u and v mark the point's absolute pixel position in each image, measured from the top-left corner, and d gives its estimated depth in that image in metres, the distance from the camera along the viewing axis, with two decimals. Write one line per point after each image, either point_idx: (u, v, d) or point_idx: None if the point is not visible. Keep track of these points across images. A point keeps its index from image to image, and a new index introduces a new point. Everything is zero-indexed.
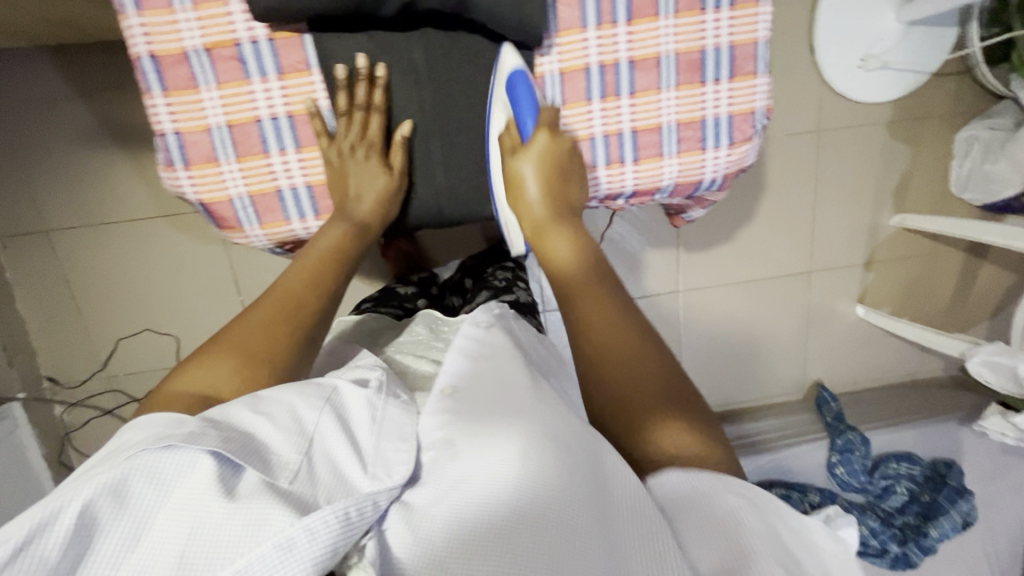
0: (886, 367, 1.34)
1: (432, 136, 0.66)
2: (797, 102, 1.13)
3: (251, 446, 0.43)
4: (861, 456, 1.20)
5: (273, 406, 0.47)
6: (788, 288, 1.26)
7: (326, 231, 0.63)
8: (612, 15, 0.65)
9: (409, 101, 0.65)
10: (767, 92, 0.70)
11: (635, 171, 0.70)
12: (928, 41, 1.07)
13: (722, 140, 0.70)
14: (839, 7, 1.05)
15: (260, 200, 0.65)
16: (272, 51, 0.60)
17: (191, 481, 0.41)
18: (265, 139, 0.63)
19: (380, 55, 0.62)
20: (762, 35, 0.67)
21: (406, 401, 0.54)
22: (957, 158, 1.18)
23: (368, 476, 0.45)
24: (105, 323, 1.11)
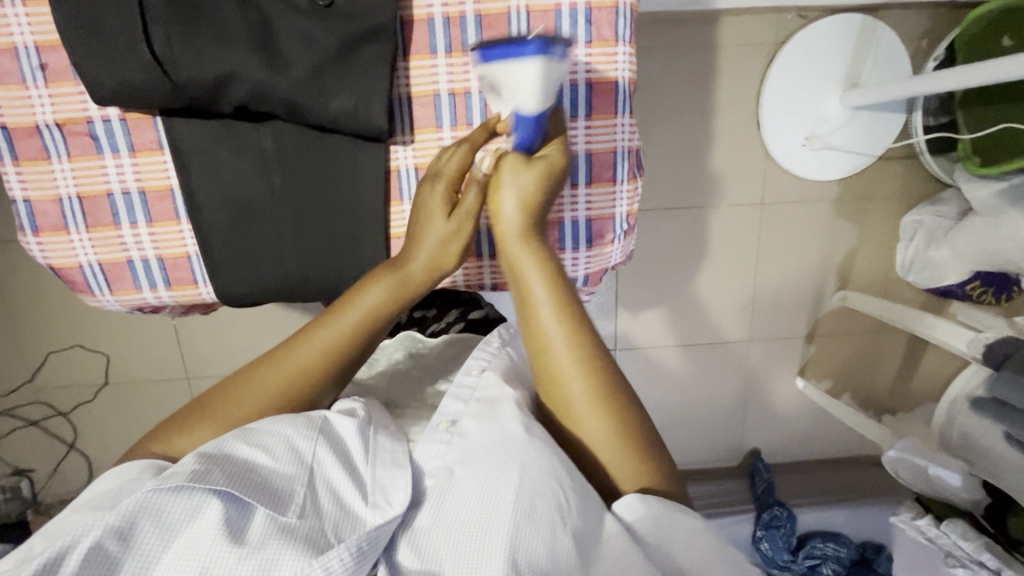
0: (828, 442, 1.31)
1: (281, 217, 0.60)
2: (742, 175, 1.14)
3: (258, 486, 0.47)
4: (785, 533, 1.19)
5: (267, 438, 0.50)
6: (727, 354, 1.26)
7: (375, 287, 0.59)
8: (467, 117, 0.62)
9: (255, 179, 0.59)
10: (629, 198, 0.68)
11: (492, 265, 0.70)
12: (874, 125, 1.08)
13: (580, 243, 0.67)
14: (786, 87, 1.07)
15: (110, 268, 0.63)
16: (124, 130, 0.58)
17: (199, 525, 0.44)
18: (116, 212, 0.61)
19: (228, 142, 0.58)
20: (620, 145, 0.65)
21: (394, 431, 0.58)
22: (903, 241, 1.18)
23: (368, 505, 0.50)
24: (36, 337, 1.12)
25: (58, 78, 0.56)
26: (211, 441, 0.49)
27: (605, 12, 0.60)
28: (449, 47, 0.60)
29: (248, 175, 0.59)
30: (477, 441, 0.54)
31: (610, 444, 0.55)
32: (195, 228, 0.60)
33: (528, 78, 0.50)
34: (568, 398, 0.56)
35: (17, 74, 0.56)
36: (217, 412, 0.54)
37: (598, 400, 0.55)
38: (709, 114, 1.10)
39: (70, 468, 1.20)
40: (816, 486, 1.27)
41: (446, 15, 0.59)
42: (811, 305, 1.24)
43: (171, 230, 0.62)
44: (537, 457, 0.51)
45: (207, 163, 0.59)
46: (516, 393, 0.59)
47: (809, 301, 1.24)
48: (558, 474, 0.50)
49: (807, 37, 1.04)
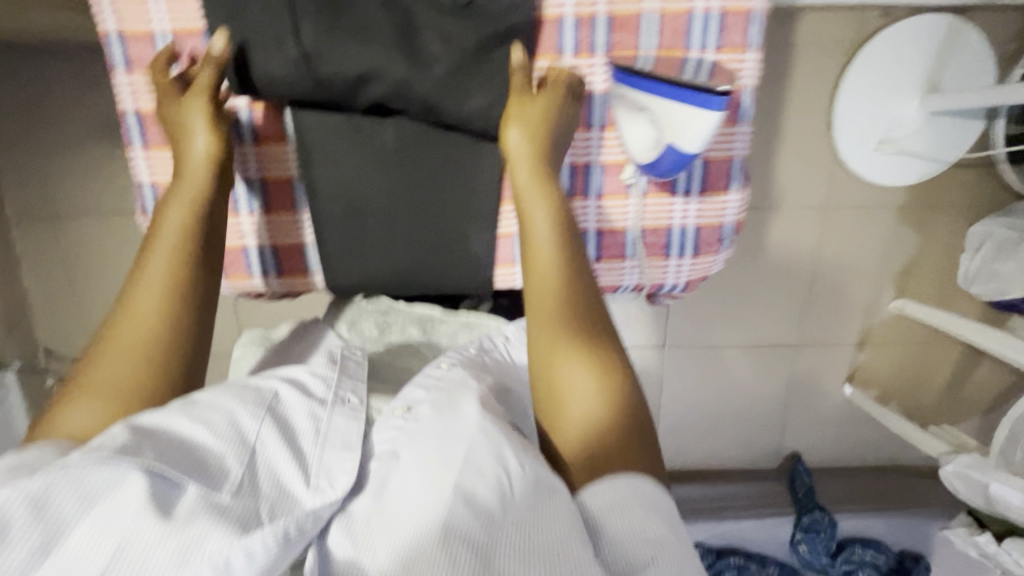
0: (870, 448, 1.31)
1: (398, 211, 0.68)
2: (807, 177, 1.12)
3: (190, 463, 0.46)
4: (825, 537, 1.19)
5: (208, 412, 0.50)
6: (775, 356, 1.25)
7: (171, 211, 0.61)
8: (587, 119, 0.68)
9: (376, 172, 0.67)
10: (739, 209, 0.71)
11: (597, 268, 0.72)
12: (950, 132, 1.05)
13: (686, 250, 0.71)
14: (862, 87, 1.03)
15: (226, 254, 0.71)
16: (251, 122, 0.67)
17: (121, 498, 0.43)
18: (236, 200, 0.69)
19: (354, 136, 0.66)
20: (737, 154, 0.69)
21: (353, 407, 0.59)
22: (968, 252, 1.14)
23: (310, 488, 0.50)
24: (103, 307, 1.15)
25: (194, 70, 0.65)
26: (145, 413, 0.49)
27: (739, 20, 0.64)
28: (576, 49, 0.65)
29: (370, 168, 0.67)
30: (427, 426, 0.53)
31: (591, 436, 0.52)
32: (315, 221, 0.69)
33: (692, 122, 0.59)
34: (560, 377, 0.55)
35: (152, 61, 0.65)
36: (84, 378, 0.53)
37: (600, 379, 0.54)
38: (779, 113, 1.08)
39: None
40: (857, 494, 1.26)
41: (578, 16, 0.64)
42: (865, 312, 1.23)
43: (285, 218, 0.71)
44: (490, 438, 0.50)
45: (332, 157, 0.67)
46: (478, 386, 0.59)
47: (863, 307, 1.22)
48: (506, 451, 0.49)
49: (891, 39, 1.00)
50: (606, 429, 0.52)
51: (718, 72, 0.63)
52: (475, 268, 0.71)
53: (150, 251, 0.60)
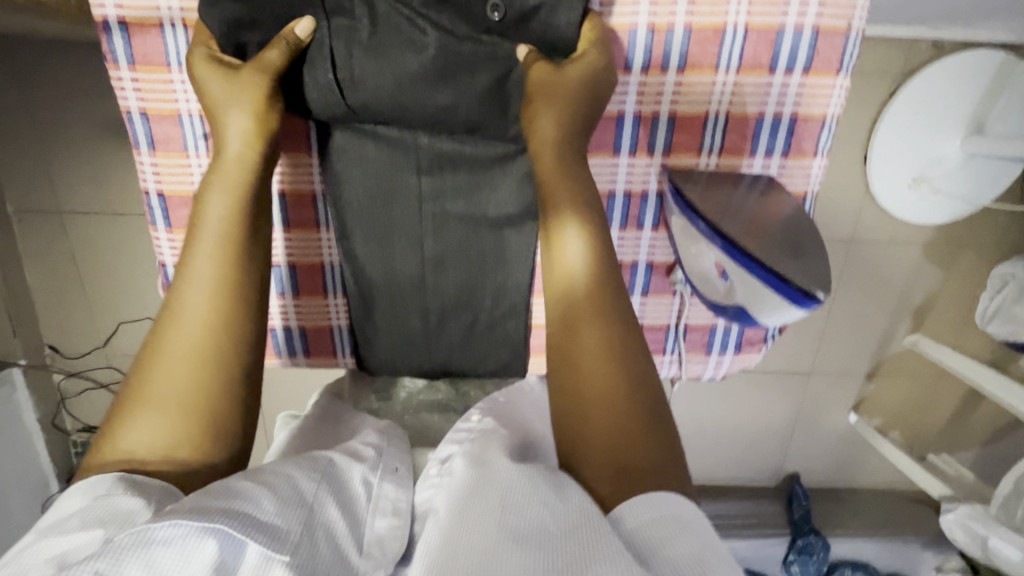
0: (867, 473, 1.34)
1: (432, 297, 0.67)
2: (835, 209, 1.09)
3: (255, 521, 0.43)
4: (817, 560, 1.24)
5: (271, 477, 0.48)
6: (784, 383, 1.25)
7: (211, 195, 0.55)
8: (638, 219, 0.68)
9: (409, 259, 0.66)
10: None
11: None
12: (988, 172, 1.01)
13: (727, 347, 0.73)
14: (902, 123, 0.99)
15: None
16: (281, 206, 0.66)
17: (191, 569, 0.38)
18: None
19: (393, 223, 0.65)
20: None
21: (402, 475, 0.58)
22: (988, 291, 1.13)
23: (364, 555, 0.47)
24: (109, 307, 1.13)
25: None
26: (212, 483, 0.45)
27: (810, 127, 0.64)
28: (634, 147, 0.65)
29: (404, 253, 0.66)
30: (460, 478, 0.51)
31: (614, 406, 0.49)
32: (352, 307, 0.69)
33: (780, 306, 0.58)
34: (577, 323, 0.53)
35: (177, 141, 0.65)
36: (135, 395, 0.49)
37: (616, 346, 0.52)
38: None
39: None
40: (850, 516, 1.30)
41: (639, 114, 0.63)
42: (878, 344, 1.22)
43: (315, 300, 0.70)
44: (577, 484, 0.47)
45: (378, 246, 0.65)
46: (508, 434, 0.58)
47: (876, 340, 1.22)
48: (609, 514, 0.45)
49: (939, 74, 0.95)
50: (614, 403, 0.49)
51: (775, 186, 0.65)
52: (513, 355, 0.70)
53: (192, 251, 0.53)
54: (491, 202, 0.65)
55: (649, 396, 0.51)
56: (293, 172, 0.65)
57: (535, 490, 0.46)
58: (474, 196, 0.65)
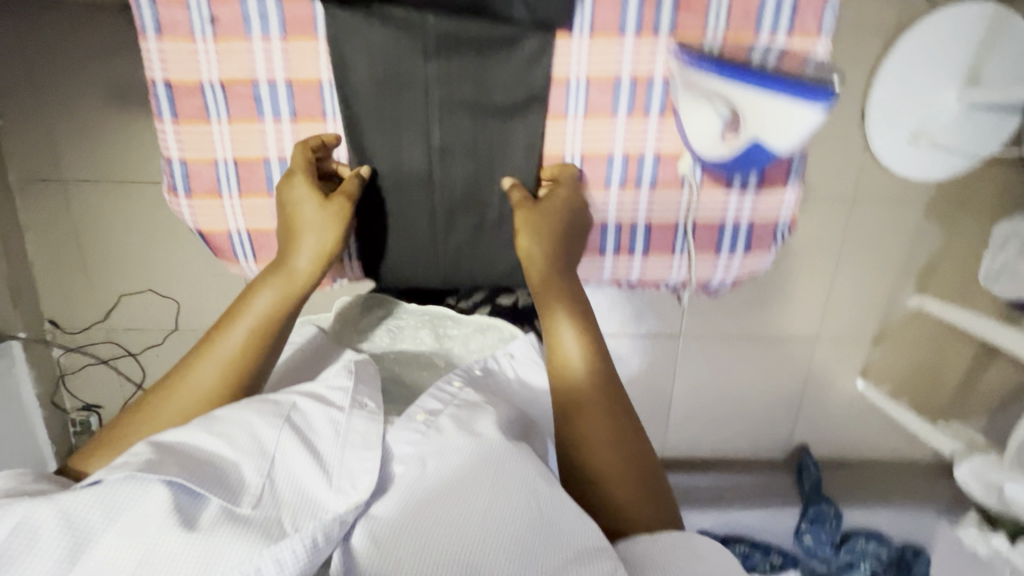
0: (877, 443, 1.32)
1: (440, 186, 0.67)
2: (835, 168, 1.10)
3: (209, 474, 0.51)
4: (830, 528, 1.21)
5: (229, 427, 0.56)
6: (790, 348, 1.24)
7: (264, 292, 0.65)
8: (644, 106, 0.67)
9: (415, 147, 0.66)
10: (795, 205, 0.70)
11: (644, 263, 0.74)
12: (986, 124, 1.02)
13: (738, 247, 0.72)
14: (899, 78, 1.00)
15: (257, 236, 0.72)
16: (288, 96, 0.67)
17: (144, 507, 0.48)
18: (270, 178, 0.71)
19: (399, 106, 0.64)
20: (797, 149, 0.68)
21: (370, 411, 0.63)
22: (992, 250, 1.12)
23: (333, 490, 0.54)
24: (110, 279, 1.13)
25: (226, 36, 0.64)
26: (169, 435, 0.54)
27: (813, 3, 0.63)
28: (639, 29, 0.64)
29: (411, 141, 0.65)
30: (449, 438, 0.57)
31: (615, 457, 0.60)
32: (360, 199, 0.68)
33: (792, 114, 0.53)
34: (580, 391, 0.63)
35: (184, 27, 0.64)
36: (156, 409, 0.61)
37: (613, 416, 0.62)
38: None
39: None
40: (863, 487, 1.28)
41: None
42: (883, 307, 1.22)
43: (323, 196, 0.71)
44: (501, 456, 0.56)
45: (388, 130, 0.65)
46: (495, 410, 0.63)
47: (881, 304, 1.21)
48: (533, 483, 0.54)
49: (934, 27, 0.97)
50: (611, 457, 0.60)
51: (789, 56, 0.62)
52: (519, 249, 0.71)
53: (235, 319, 0.64)
54: (497, 87, 0.64)
55: (637, 437, 0.63)
56: (299, 59, 0.66)
57: (450, 463, 0.55)
58: (481, 80, 0.63)
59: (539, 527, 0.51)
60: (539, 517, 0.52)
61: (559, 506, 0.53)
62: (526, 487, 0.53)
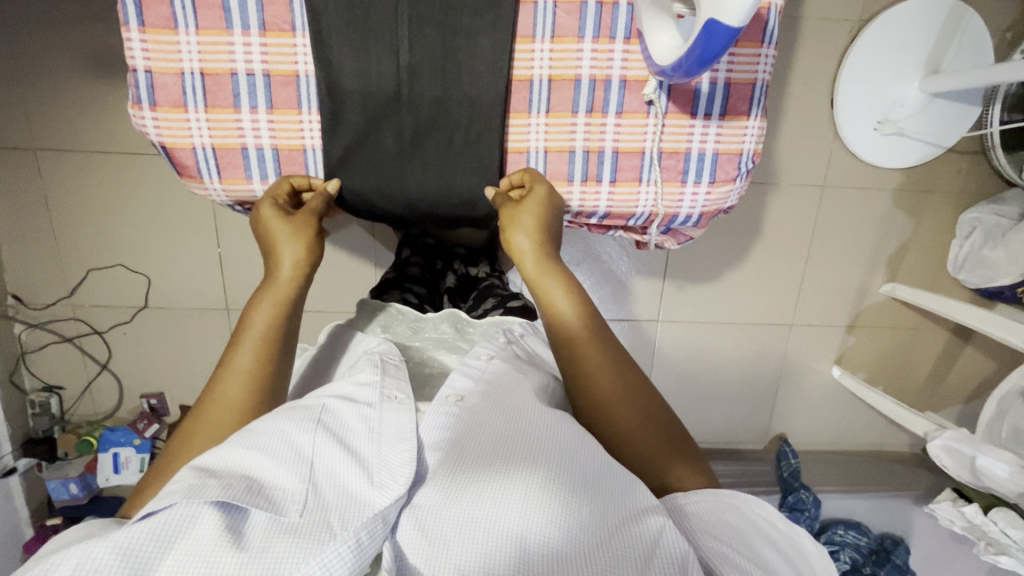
0: (853, 432, 1.33)
1: (404, 108, 0.60)
2: (807, 155, 1.13)
3: (255, 487, 0.47)
4: (808, 516, 1.18)
5: (265, 436, 0.52)
6: (767, 334, 1.25)
7: (260, 307, 0.60)
8: (610, 30, 0.61)
9: (384, 64, 0.58)
10: (757, 136, 0.66)
11: (611, 193, 0.66)
12: (948, 114, 1.06)
13: (703, 177, 0.66)
14: (865, 66, 1.04)
15: (223, 153, 0.62)
16: (257, 6, 0.58)
17: (198, 533, 0.44)
18: (237, 94, 0.60)
19: (363, 17, 0.57)
20: (761, 78, 0.63)
21: (401, 401, 0.58)
22: (959, 238, 1.16)
23: (375, 485, 0.50)
24: (79, 253, 1.10)
25: None
26: (207, 454, 0.50)
27: None
28: None
29: (381, 58, 0.58)
30: (487, 424, 0.54)
31: (641, 423, 0.58)
32: (324, 122, 0.60)
33: None
34: (590, 372, 0.60)
35: None
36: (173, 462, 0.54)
37: (631, 388, 0.60)
38: (781, 89, 1.08)
39: (100, 389, 1.19)
40: (840, 475, 1.28)
41: None
42: (857, 295, 1.24)
43: (292, 119, 0.62)
44: (557, 441, 0.52)
45: (353, 43, 0.57)
46: (529, 389, 0.60)
47: (854, 291, 1.23)
48: (575, 453, 0.51)
49: (895, 18, 1.01)
50: (636, 433, 0.58)
51: None
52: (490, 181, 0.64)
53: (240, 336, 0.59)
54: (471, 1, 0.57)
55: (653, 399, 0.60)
56: None
57: (502, 452, 0.51)
58: None
59: (585, 493, 0.49)
60: (581, 489, 0.49)
61: (605, 474, 0.51)
62: (571, 464, 0.50)
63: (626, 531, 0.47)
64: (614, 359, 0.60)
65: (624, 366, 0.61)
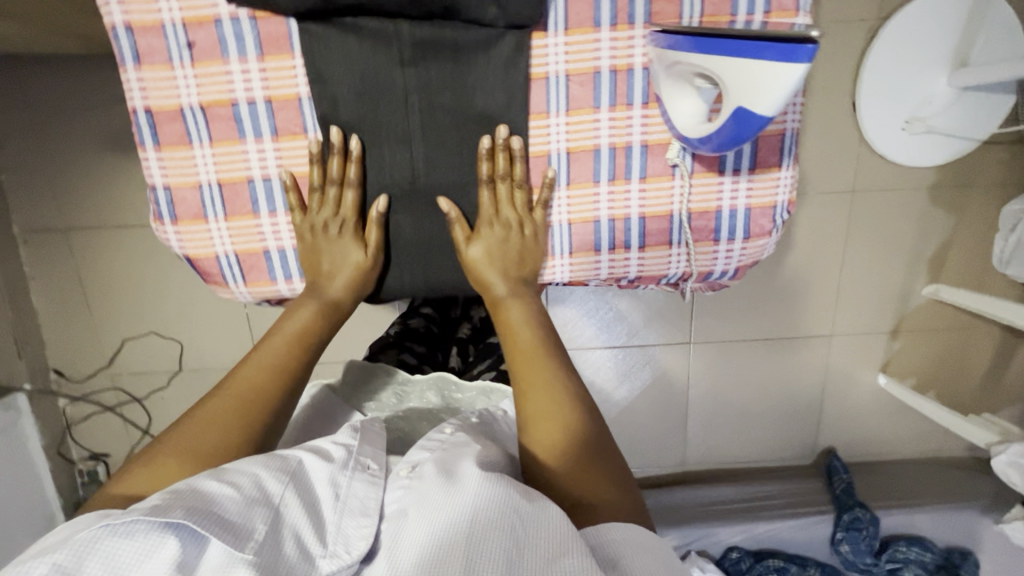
0: (906, 440, 1.27)
1: (419, 201, 0.62)
2: (832, 161, 1.09)
3: (214, 514, 0.43)
4: (868, 535, 1.13)
5: (238, 474, 0.47)
6: (805, 347, 1.20)
7: (299, 312, 0.63)
8: (627, 97, 0.59)
9: (398, 158, 0.59)
10: (791, 185, 0.63)
11: (641, 258, 0.64)
12: (981, 107, 1.01)
13: (737, 234, 0.63)
14: (887, 65, 1.00)
15: (246, 258, 0.62)
16: (268, 113, 0.58)
17: (151, 569, 0.40)
18: (255, 200, 0.61)
19: (372, 116, 0.57)
20: (790, 127, 0.61)
21: (373, 474, 0.53)
22: (1003, 232, 1.09)
23: (326, 556, 0.46)
24: (113, 325, 1.13)
25: (205, 57, 0.56)
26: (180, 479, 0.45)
27: None
28: (615, 19, 0.57)
29: (394, 152, 0.59)
30: (429, 488, 0.48)
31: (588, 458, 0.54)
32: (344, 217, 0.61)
33: (764, 77, 0.45)
34: (554, 400, 0.58)
35: (163, 53, 0.55)
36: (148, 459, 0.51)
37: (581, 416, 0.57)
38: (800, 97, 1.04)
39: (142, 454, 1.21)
40: (896, 487, 1.22)
41: None
42: (898, 299, 1.18)
43: None
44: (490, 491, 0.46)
45: (367, 144, 0.58)
46: (481, 448, 0.55)
47: (895, 295, 1.18)
48: (511, 499, 0.45)
49: (915, 13, 0.97)
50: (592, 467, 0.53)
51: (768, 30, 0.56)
52: None
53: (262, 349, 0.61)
54: (480, 89, 0.57)
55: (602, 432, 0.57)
56: (278, 72, 0.56)
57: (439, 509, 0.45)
58: (463, 82, 0.57)
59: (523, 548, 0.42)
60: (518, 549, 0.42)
61: (543, 520, 0.44)
62: (508, 510, 0.44)
63: (564, 562, 0.41)
64: (556, 378, 0.60)
65: (550, 380, 0.60)
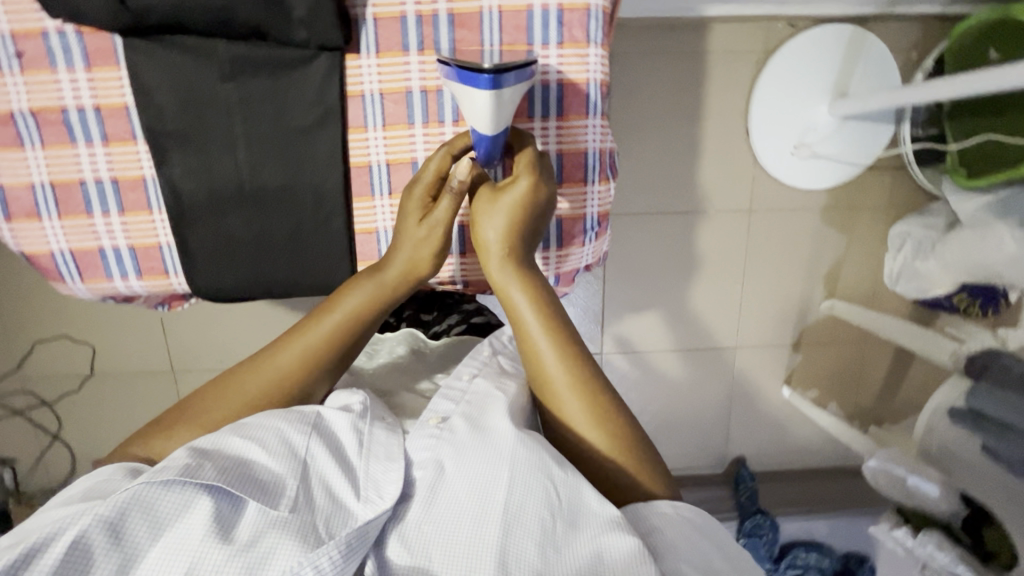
0: (812, 450, 1.32)
1: (240, 204, 0.63)
2: (731, 182, 1.15)
3: (246, 477, 0.48)
4: (767, 541, 1.17)
5: (261, 431, 0.52)
6: (712, 359, 1.25)
7: (354, 289, 0.63)
8: (439, 115, 0.64)
9: (219, 163, 0.61)
10: (600, 199, 0.68)
11: (463, 263, 0.71)
12: (860, 134, 1.10)
13: (550, 242, 0.69)
14: (774, 95, 1.07)
15: (81, 256, 0.65)
16: (98, 120, 0.61)
17: (190, 520, 0.45)
18: (88, 201, 0.63)
19: (192, 122, 0.60)
20: (592, 146, 0.66)
21: (389, 423, 0.59)
22: (892, 252, 1.17)
23: (360, 500, 0.51)
24: (21, 329, 1.12)
25: (34, 65, 0.59)
26: (204, 438, 0.51)
27: (577, 13, 0.61)
28: (421, 45, 0.61)
29: (217, 159, 0.61)
30: (464, 441, 0.55)
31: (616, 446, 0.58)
32: (171, 219, 0.63)
33: (471, 100, 0.57)
34: (557, 389, 0.59)
35: None
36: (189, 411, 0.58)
37: (596, 411, 0.58)
38: (696, 121, 1.10)
39: (53, 459, 1.20)
40: (799, 496, 1.27)
41: (419, 13, 0.60)
42: (798, 314, 1.24)
43: (143, 219, 0.64)
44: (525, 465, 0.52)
45: (188, 150, 0.61)
46: (505, 396, 0.60)
47: (796, 311, 1.24)
48: (544, 465, 0.52)
49: (796, 48, 1.05)
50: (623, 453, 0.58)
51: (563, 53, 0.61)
52: (337, 262, 0.66)
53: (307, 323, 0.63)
54: (301, 103, 0.61)
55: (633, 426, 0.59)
56: (105, 82, 0.59)
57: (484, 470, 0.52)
58: (282, 96, 0.60)
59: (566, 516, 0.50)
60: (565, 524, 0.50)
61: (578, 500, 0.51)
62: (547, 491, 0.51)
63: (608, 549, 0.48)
64: (578, 367, 0.60)
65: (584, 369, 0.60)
